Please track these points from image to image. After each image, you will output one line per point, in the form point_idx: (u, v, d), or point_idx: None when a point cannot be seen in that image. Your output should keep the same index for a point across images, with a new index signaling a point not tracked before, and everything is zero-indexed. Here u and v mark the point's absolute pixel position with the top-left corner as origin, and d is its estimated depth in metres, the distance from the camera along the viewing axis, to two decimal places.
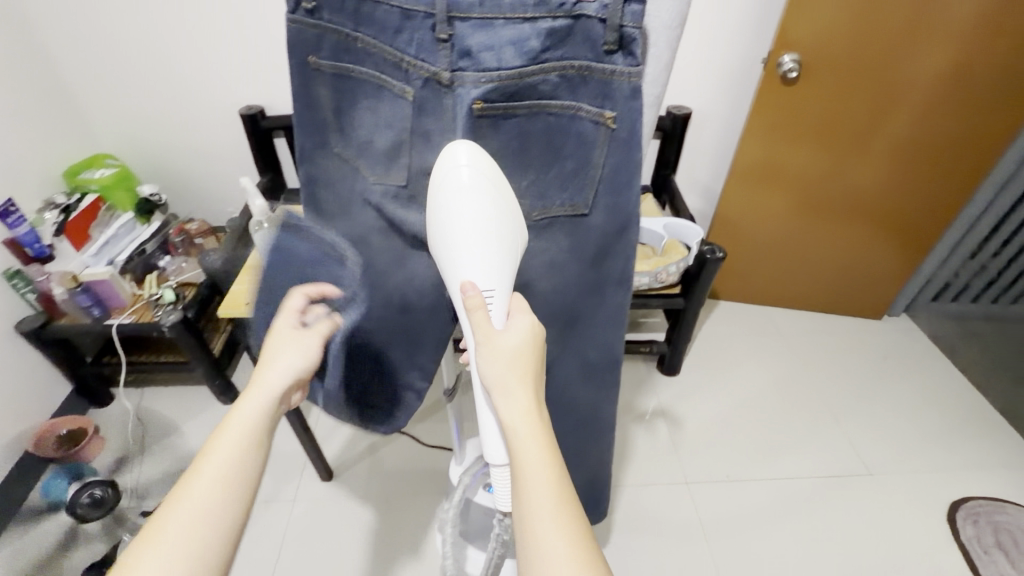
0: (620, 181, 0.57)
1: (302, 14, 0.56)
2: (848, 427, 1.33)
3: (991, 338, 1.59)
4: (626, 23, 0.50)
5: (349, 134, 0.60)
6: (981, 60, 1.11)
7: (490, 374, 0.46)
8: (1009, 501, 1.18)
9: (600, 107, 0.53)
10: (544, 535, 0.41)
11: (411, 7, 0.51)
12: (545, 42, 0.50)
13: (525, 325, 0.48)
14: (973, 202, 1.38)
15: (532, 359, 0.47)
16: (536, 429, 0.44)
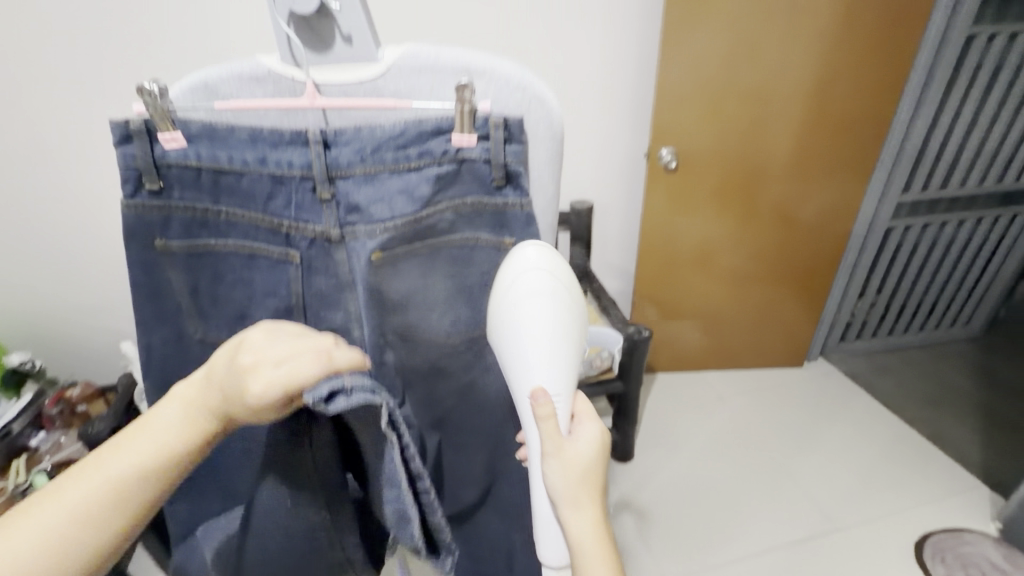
0: None
1: (144, 196, 0.48)
2: (803, 481, 1.34)
3: (895, 367, 1.74)
4: (506, 160, 0.50)
5: (212, 311, 0.52)
6: (818, 135, 1.32)
7: (560, 493, 0.45)
8: (964, 528, 1.22)
9: (497, 235, 0.53)
10: None
11: (283, 173, 0.49)
12: (434, 187, 0.50)
13: (593, 436, 0.46)
14: (849, 248, 1.55)
15: (598, 470, 0.46)
16: (602, 553, 0.45)
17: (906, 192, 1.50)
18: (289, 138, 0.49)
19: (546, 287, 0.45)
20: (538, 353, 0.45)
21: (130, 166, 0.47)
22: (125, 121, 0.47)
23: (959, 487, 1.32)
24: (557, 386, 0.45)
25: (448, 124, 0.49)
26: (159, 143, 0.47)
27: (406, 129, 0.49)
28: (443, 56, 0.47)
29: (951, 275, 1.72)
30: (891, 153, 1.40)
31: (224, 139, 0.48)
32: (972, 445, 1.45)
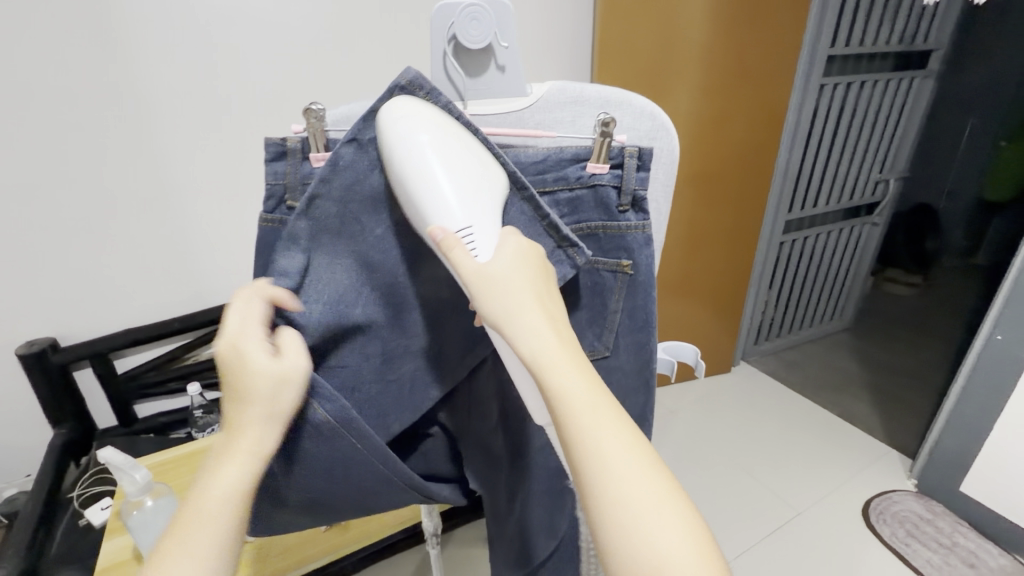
0: (638, 324, 0.50)
1: (282, 212, 0.46)
2: (763, 475, 1.46)
3: (800, 360, 2.01)
4: (635, 185, 0.46)
5: None
6: (726, 164, 1.53)
7: (491, 306, 0.38)
8: (892, 489, 1.41)
9: (614, 257, 0.48)
10: (614, 452, 0.35)
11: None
12: (561, 210, 0.47)
13: (515, 253, 0.40)
14: (757, 261, 1.80)
15: (530, 274, 0.40)
16: (585, 372, 0.37)
17: (790, 211, 1.79)
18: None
19: (443, 139, 0.40)
20: (448, 186, 0.39)
21: (278, 182, 0.46)
22: (283, 138, 0.46)
23: (876, 456, 1.54)
24: (466, 212, 0.40)
25: (585, 152, 0.46)
26: (310, 162, 0.45)
27: (546, 154, 0.46)
28: (587, 92, 0.47)
29: (827, 278, 2.05)
30: (778, 177, 1.67)
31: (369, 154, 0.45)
32: (876, 419, 1.69)
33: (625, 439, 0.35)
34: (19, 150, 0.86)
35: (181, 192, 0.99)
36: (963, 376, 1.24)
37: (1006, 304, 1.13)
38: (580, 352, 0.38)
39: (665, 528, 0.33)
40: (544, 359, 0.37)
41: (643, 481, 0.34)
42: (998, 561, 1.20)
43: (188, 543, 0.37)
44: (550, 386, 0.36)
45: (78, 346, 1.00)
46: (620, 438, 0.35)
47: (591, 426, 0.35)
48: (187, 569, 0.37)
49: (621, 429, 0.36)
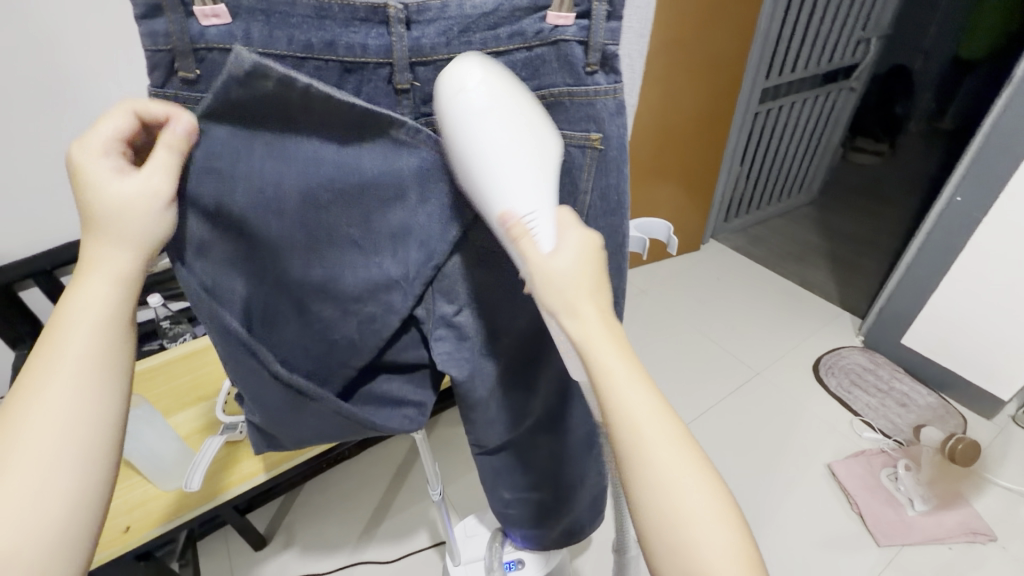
0: (612, 206, 0.47)
1: (176, 87, 0.38)
2: (727, 343, 1.56)
3: (765, 234, 2.05)
4: (603, 39, 0.40)
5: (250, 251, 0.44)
6: (706, 24, 1.40)
7: (551, 301, 0.39)
8: (842, 346, 1.53)
9: (583, 130, 0.43)
10: (652, 445, 0.37)
11: (358, 60, 0.39)
12: (521, 75, 0.42)
13: (579, 243, 0.39)
14: (732, 136, 1.73)
15: (592, 273, 0.39)
16: (618, 350, 0.38)
17: (769, 78, 1.69)
18: (364, 12, 0.38)
19: (492, 113, 0.37)
20: (514, 164, 0.38)
21: (160, 47, 0.36)
22: None
23: (828, 318, 1.64)
24: (528, 196, 0.38)
25: None
26: (196, 20, 0.36)
27: (498, 2, 0.39)
28: None
29: (798, 150, 2.02)
30: (758, 40, 1.54)
31: (284, 16, 0.37)
32: (831, 284, 1.79)
33: (662, 430, 0.37)
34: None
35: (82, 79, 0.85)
36: (919, 237, 1.28)
37: (972, 165, 1.13)
38: (619, 332, 0.40)
39: (703, 516, 0.36)
40: (594, 350, 0.38)
41: (678, 478, 0.37)
42: (926, 400, 1.35)
43: (56, 362, 0.37)
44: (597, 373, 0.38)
45: (15, 265, 0.92)
46: (648, 405, 0.38)
47: (640, 422, 0.37)
48: (57, 389, 0.36)
49: (659, 414, 0.38)
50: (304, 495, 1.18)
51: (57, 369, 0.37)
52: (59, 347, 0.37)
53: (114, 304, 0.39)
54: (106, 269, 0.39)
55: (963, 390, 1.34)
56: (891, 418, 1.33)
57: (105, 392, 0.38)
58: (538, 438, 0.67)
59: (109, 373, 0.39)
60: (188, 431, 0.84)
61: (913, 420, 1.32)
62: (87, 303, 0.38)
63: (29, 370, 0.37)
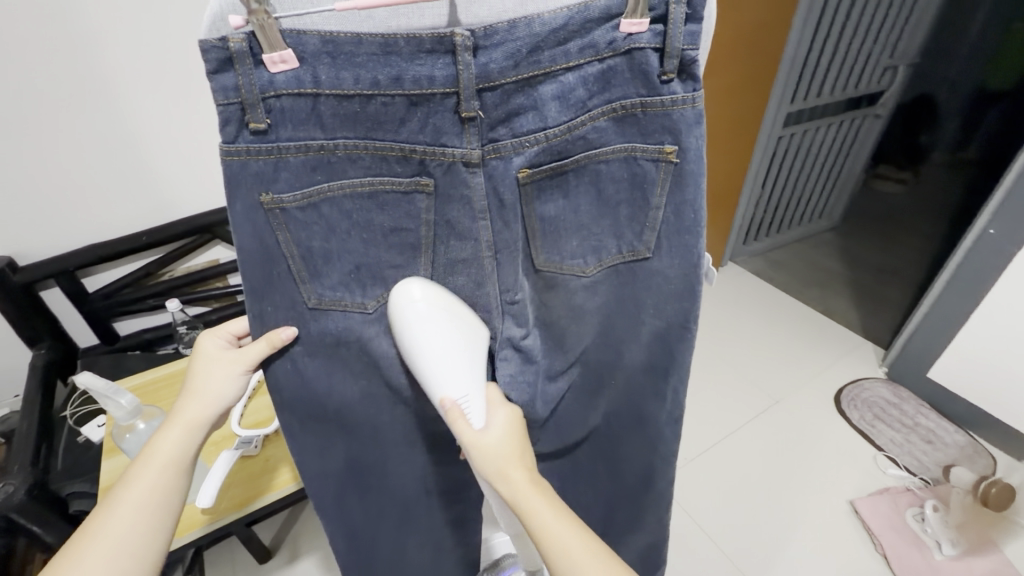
0: (688, 222, 0.50)
1: (247, 139, 0.40)
2: (745, 370, 1.52)
3: (785, 259, 2.02)
4: (682, 44, 0.43)
5: (326, 276, 0.46)
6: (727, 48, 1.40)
7: (486, 469, 0.46)
8: (864, 377, 1.49)
9: (658, 141, 0.46)
10: (579, 560, 0.44)
11: (424, 91, 0.41)
12: (592, 88, 0.44)
13: (503, 421, 0.49)
14: (754, 160, 1.72)
15: (516, 443, 0.48)
16: (535, 494, 0.46)
17: (793, 102, 1.67)
18: (430, 44, 0.40)
19: (436, 321, 0.45)
20: (455, 365, 0.46)
21: (231, 101, 0.39)
22: (222, 38, 0.37)
23: (850, 347, 1.60)
24: (463, 387, 0.47)
25: (618, 6, 0.42)
26: (265, 67, 0.38)
27: (570, 17, 0.42)
28: None
29: (821, 174, 1.99)
30: (786, 64, 1.52)
31: (350, 55, 0.39)
32: (852, 312, 1.75)
33: (586, 550, 0.45)
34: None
35: (116, 81, 0.87)
36: (948, 268, 1.25)
37: (1005, 197, 1.10)
38: (548, 491, 0.47)
39: None
40: (519, 501, 0.46)
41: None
42: (953, 438, 1.31)
43: (129, 488, 0.48)
44: (527, 516, 0.45)
45: (38, 265, 0.93)
46: (570, 532, 0.45)
47: (561, 546, 0.44)
48: (122, 514, 0.47)
49: (581, 539, 0.45)
50: (311, 509, 1.16)
51: (130, 494, 0.48)
52: (136, 477, 0.49)
53: (179, 447, 0.51)
54: (176, 416, 0.51)
55: (989, 428, 1.30)
56: (917, 455, 1.28)
57: (161, 514, 0.49)
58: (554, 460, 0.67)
59: (163, 503, 0.49)
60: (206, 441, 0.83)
61: (939, 458, 1.27)
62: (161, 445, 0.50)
63: (110, 495, 0.48)
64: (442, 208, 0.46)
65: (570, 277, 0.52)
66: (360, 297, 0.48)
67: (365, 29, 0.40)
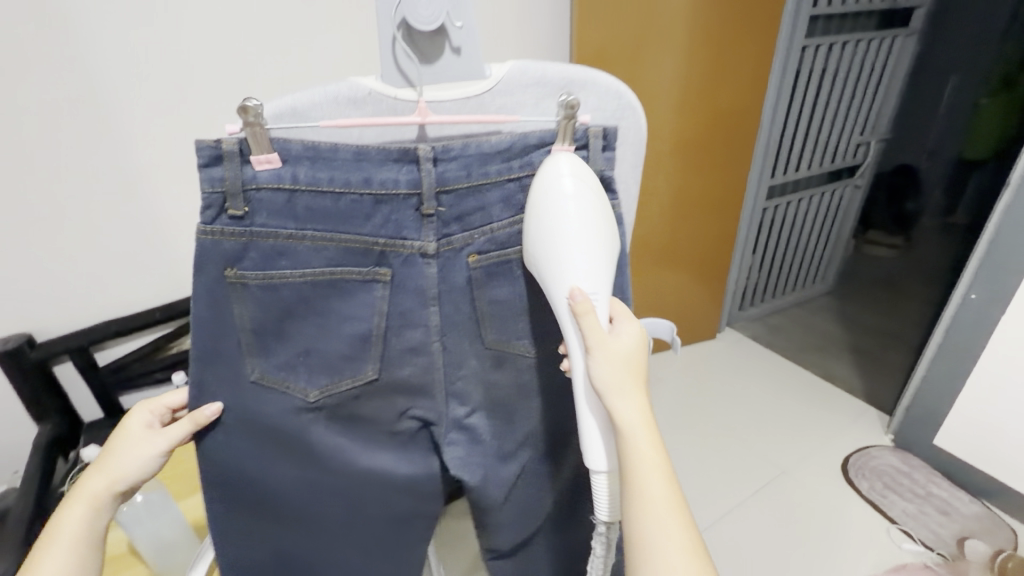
0: (615, 301, 0.56)
1: (224, 221, 0.47)
2: (748, 438, 1.50)
3: (784, 324, 2.03)
4: (602, 165, 0.52)
5: (274, 349, 0.52)
6: (709, 133, 1.51)
7: (607, 380, 0.48)
8: (871, 445, 1.46)
9: None
10: (657, 512, 0.48)
11: (389, 191, 0.49)
12: (529, 195, 0.52)
13: (635, 335, 0.50)
14: (742, 231, 1.80)
15: (642, 364, 0.50)
16: (648, 433, 0.49)
17: (775, 176, 1.77)
18: (398, 154, 0.48)
19: (583, 199, 0.48)
20: (580, 256, 0.48)
21: (216, 189, 0.46)
22: (217, 140, 0.46)
23: (855, 414, 1.58)
24: (592, 281, 0.48)
25: (551, 135, 0.51)
26: (250, 165, 0.46)
27: (512, 142, 0.50)
28: (550, 72, 0.51)
29: (811, 242, 2.06)
30: (762, 145, 1.64)
31: (328, 159, 0.48)
32: (855, 378, 1.74)
33: (665, 507, 0.48)
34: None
35: (147, 175, 0.97)
36: (937, 332, 1.27)
37: (981, 263, 1.15)
38: (653, 428, 0.49)
39: None
40: (633, 435, 0.48)
41: (678, 552, 0.47)
42: (969, 509, 1.26)
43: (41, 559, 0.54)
44: (626, 452, 0.48)
45: (54, 340, 0.98)
46: (663, 494, 0.48)
47: (652, 500, 0.48)
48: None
49: (665, 498, 0.48)
50: None
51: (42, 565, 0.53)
52: (48, 549, 0.54)
53: (86, 525, 0.55)
54: (84, 494, 0.56)
55: (1005, 500, 1.25)
56: (933, 529, 1.23)
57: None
58: (533, 530, 0.68)
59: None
60: (194, 517, 0.88)
61: (956, 532, 1.22)
62: (70, 521, 0.55)
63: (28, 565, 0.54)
64: (396, 300, 0.52)
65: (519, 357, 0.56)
66: (302, 377, 0.53)
67: (341, 142, 0.49)
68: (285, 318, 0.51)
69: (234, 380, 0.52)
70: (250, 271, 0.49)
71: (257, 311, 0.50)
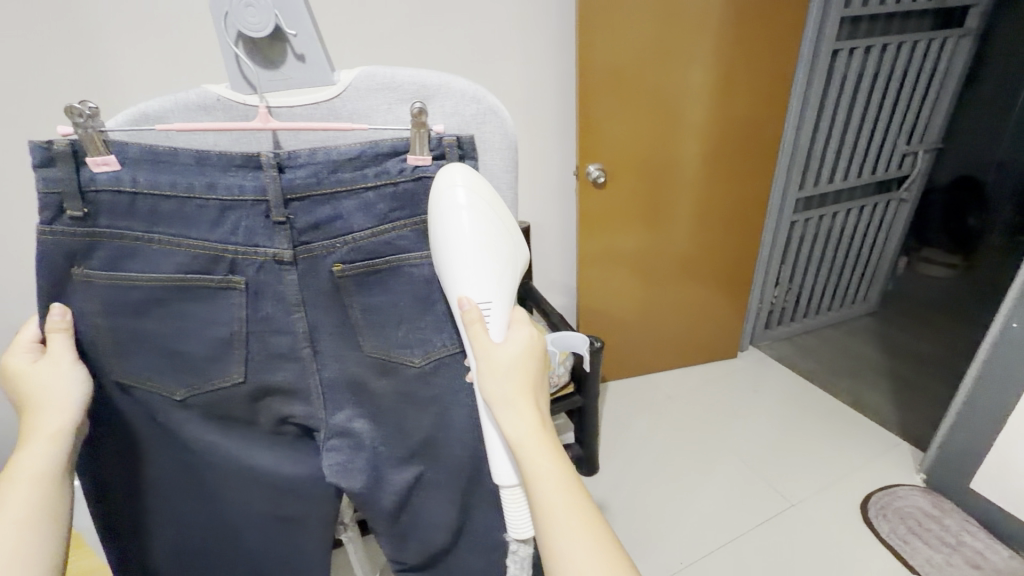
0: None
1: (64, 223, 0.45)
2: (758, 466, 1.40)
3: (813, 346, 1.89)
4: None
5: (132, 351, 0.50)
6: (725, 143, 1.43)
7: (495, 391, 0.47)
8: (897, 484, 1.33)
9: None
10: (565, 526, 0.43)
11: (236, 197, 0.48)
12: (391, 205, 0.50)
13: (524, 342, 0.49)
14: (765, 246, 1.69)
15: (530, 372, 0.48)
16: (544, 443, 0.45)
17: (803, 189, 1.66)
18: (240, 160, 0.48)
19: (477, 210, 0.47)
20: (486, 264, 0.48)
21: (50, 191, 0.44)
22: (47, 141, 0.44)
23: (883, 448, 1.44)
24: (488, 290, 0.48)
25: (404, 144, 0.50)
26: (87, 167, 0.45)
27: (362, 150, 0.49)
28: (399, 76, 0.49)
29: (847, 259, 1.92)
30: (786, 155, 1.55)
31: (167, 164, 0.47)
32: (889, 409, 1.59)
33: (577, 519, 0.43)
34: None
35: None
36: (974, 364, 1.15)
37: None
38: (551, 432, 0.47)
39: None
40: (522, 445, 0.45)
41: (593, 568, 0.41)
42: (1007, 563, 1.13)
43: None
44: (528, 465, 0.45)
45: None
46: (567, 503, 0.44)
47: (558, 506, 0.43)
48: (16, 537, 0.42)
49: (574, 507, 0.44)
50: None
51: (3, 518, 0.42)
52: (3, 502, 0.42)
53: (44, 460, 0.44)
54: (28, 432, 0.45)
55: None
56: None
57: (60, 527, 0.45)
58: (459, 545, 0.66)
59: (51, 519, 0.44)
60: None
61: None
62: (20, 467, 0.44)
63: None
64: (256, 306, 0.51)
65: (402, 366, 0.54)
66: (167, 379, 0.51)
67: (189, 148, 0.48)
68: (139, 320, 0.49)
69: (99, 382, 0.51)
70: (97, 271, 0.47)
71: (108, 313, 0.48)
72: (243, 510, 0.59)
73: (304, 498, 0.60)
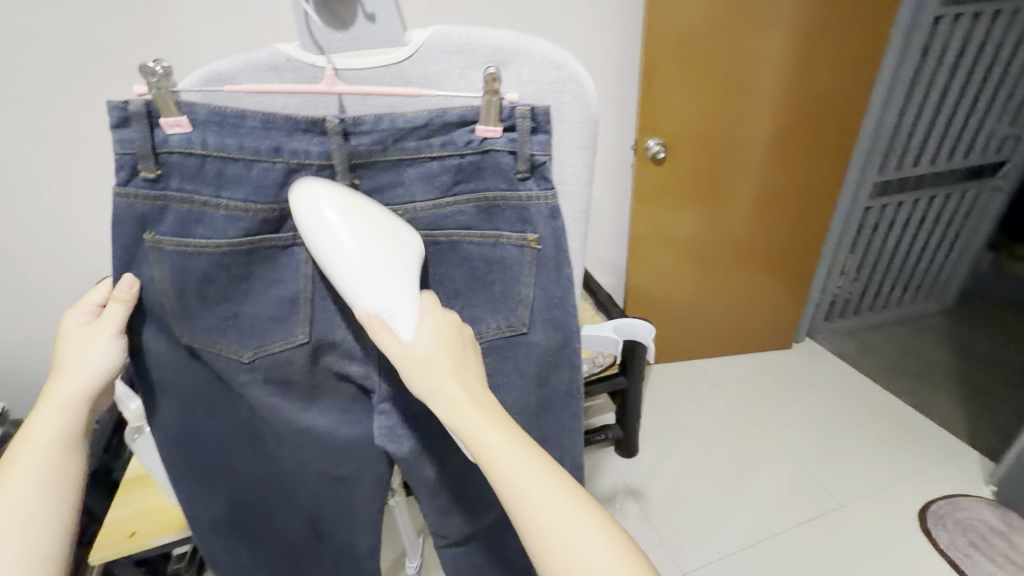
0: (554, 300, 0.54)
1: (138, 184, 0.46)
2: (807, 463, 1.35)
3: (877, 342, 1.78)
4: (534, 150, 0.49)
5: (197, 316, 0.50)
6: (800, 120, 1.32)
7: (421, 383, 0.44)
8: (961, 494, 1.25)
9: (521, 231, 0.52)
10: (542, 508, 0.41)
11: (301, 162, 0.48)
12: (456, 176, 0.50)
13: (437, 330, 0.45)
14: (833, 232, 1.59)
15: (456, 354, 0.45)
16: (495, 426, 0.43)
17: (884, 172, 1.53)
18: (306, 125, 0.47)
19: (352, 223, 0.45)
20: (372, 270, 0.44)
21: (126, 151, 0.45)
22: (123, 101, 0.44)
23: (948, 455, 1.35)
24: (384, 294, 0.44)
25: (473, 114, 0.48)
26: (161, 128, 0.45)
27: (429, 118, 0.48)
28: (474, 38, 0.47)
29: (925, 250, 1.77)
30: (868, 134, 1.42)
31: (235, 126, 0.47)
32: (958, 413, 1.49)
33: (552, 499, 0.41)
34: (42, 95, 0.89)
35: None
36: None
37: None
38: (495, 410, 0.44)
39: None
40: (469, 434, 0.42)
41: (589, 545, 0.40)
42: None
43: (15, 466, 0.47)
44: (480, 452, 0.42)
45: None
46: (542, 482, 0.42)
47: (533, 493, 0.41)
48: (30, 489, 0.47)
49: (552, 488, 0.42)
50: None
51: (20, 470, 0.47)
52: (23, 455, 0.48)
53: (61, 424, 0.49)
54: (52, 395, 0.49)
55: None
56: None
57: (75, 483, 0.50)
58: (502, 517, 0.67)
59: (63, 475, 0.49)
60: None
61: None
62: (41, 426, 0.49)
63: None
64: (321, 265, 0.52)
65: None
66: (233, 341, 0.52)
67: (258, 109, 0.48)
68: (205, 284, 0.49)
69: (169, 342, 0.52)
70: (166, 235, 0.47)
71: (174, 277, 0.48)
72: (300, 467, 0.62)
73: (358, 460, 0.62)
